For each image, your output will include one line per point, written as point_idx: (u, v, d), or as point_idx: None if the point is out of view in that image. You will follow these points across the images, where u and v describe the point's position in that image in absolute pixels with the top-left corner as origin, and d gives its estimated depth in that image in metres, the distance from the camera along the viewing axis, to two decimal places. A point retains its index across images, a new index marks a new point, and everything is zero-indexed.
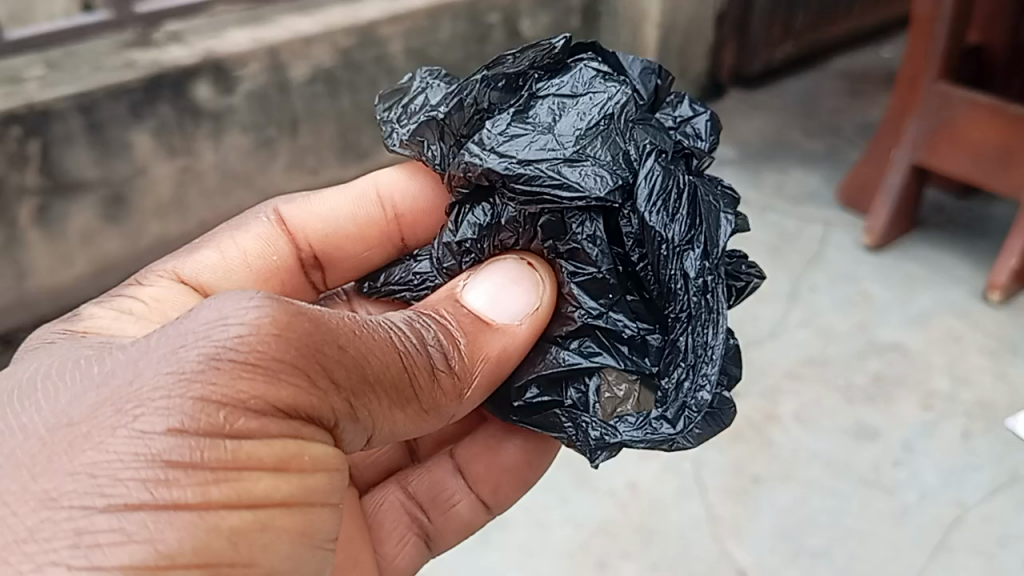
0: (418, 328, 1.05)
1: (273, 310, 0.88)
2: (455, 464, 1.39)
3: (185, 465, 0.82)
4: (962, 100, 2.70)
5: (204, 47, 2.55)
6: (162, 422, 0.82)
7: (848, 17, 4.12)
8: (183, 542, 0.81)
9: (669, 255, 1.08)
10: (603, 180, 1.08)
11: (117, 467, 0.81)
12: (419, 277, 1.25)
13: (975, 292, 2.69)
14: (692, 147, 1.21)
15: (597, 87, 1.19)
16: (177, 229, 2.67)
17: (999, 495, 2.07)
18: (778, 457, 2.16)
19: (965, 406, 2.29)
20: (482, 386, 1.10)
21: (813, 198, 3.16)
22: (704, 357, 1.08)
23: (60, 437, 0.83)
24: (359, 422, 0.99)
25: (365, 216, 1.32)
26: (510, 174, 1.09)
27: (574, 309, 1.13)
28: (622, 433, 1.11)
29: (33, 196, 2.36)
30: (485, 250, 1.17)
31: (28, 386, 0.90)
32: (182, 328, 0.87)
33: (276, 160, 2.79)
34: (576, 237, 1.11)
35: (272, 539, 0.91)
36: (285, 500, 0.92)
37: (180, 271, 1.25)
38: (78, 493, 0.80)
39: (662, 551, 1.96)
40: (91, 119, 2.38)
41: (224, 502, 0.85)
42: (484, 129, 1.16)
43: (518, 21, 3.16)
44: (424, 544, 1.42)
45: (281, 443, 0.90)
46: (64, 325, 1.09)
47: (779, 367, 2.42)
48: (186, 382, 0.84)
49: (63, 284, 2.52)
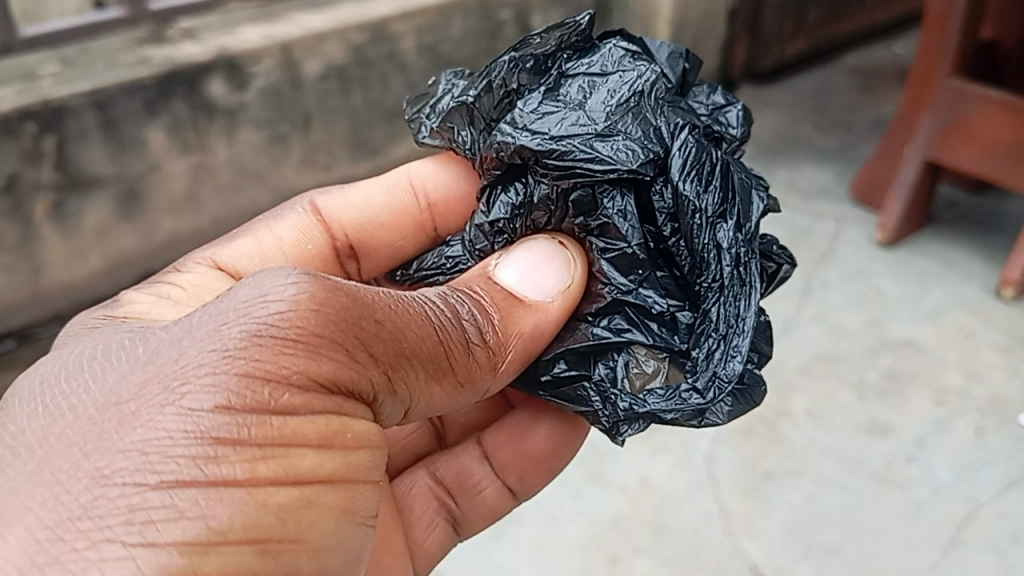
0: (452, 303, 1.06)
1: (311, 286, 0.89)
2: (482, 450, 1.40)
3: (232, 441, 0.84)
4: (976, 96, 2.68)
5: (217, 44, 2.57)
6: (208, 399, 0.84)
7: (860, 12, 4.11)
8: (233, 518, 0.84)
9: (702, 224, 1.09)
10: (634, 154, 1.09)
11: (166, 444, 0.82)
12: (452, 259, 1.24)
13: (988, 288, 2.69)
14: (722, 132, 1.22)
15: (626, 66, 1.20)
16: (191, 225, 2.68)
17: (1011, 491, 2.06)
18: (790, 452, 2.16)
19: (978, 402, 2.29)
20: (515, 361, 1.10)
21: (825, 194, 3.15)
22: (735, 329, 1.09)
23: (109, 416, 0.84)
24: (398, 396, 0.99)
25: (399, 206, 1.33)
26: (544, 149, 1.11)
27: (603, 286, 1.13)
28: (651, 404, 1.09)
29: (48, 193, 2.38)
30: (517, 230, 1.18)
31: (74, 368, 0.92)
32: (223, 307, 0.89)
33: (288, 156, 2.80)
34: (607, 212, 1.11)
35: (318, 516, 0.92)
36: (329, 477, 0.93)
37: (217, 258, 1.27)
38: (130, 470, 0.81)
39: (674, 546, 1.96)
40: (105, 116, 2.39)
41: (272, 479, 0.87)
42: (515, 108, 1.17)
43: (530, 17, 3.16)
44: (452, 527, 1.43)
45: (326, 419, 0.91)
46: (104, 311, 1.10)
47: (791, 363, 2.41)
48: (230, 359, 0.85)
49: (77, 279, 2.54)
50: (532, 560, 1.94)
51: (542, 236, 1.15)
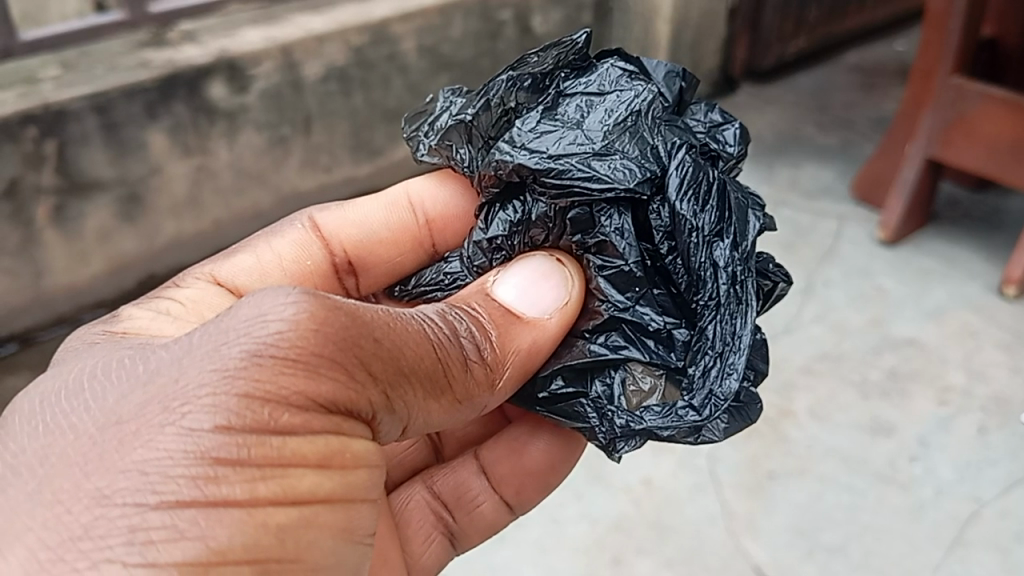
0: (450, 319, 1.06)
1: (311, 305, 0.88)
2: (479, 465, 1.40)
3: (233, 461, 0.84)
4: (978, 94, 2.68)
5: (217, 47, 2.57)
6: (208, 419, 0.84)
7: (861, 10, 4.10)
8: (233, 539, 0.84)
9: (698, 243, 1.09)
10: (631, 173, 1.09)
11: (166, 465, 0.82)
12: (449, 276, 1.25)
13: (990, 286, 2.68)
14: (719, 150, 1.21)
15: (623, 86, 1.20)
16: (192, 227, 2.69)
17: (1015, 490, 2.06)
18: (792, 452, 2.16)
19: (981, 401, 2.28)
20: (512, 378, 1.10)
21: (827, 192, 3.15)
22: (731, 347, 1.09)
23: (109, 435, 0.85)
24: (395, 414, 0.99)
25: (397, 222, 1.34)
26: (541, 168, 1.10)
27: (600, 303, 1.13)
28: (648, 422, 1.11)
29: (50, 196, 2.38)
30: (515, 247, 1.17)
31: (74, 386, 0.92)
32: (223, 325, 0.88)
33: (290, 158, 2.80)
34: (604, 230, 1.11)
35: (316, 536, 0.92)
36: (328, 496, 0.93)
37: (216, 273, 1.26)
38: (130, 491, 0.81)
39: (677, 547, 1.96)
40: (106, 119, 2.39)
41: (270, 499, 0.88)
42: (513, 127, 1.17)
43: (530, 17, 3.16)
44: (449, 542, 1.42)
45: (324, 439, 0.91)
46: (104, 327, 1.10)
47: (794, 362, 2.41)
48: (229, 379, 0.85)
49: (79, 283, 2.54)
50: (534, 562, 1.94)
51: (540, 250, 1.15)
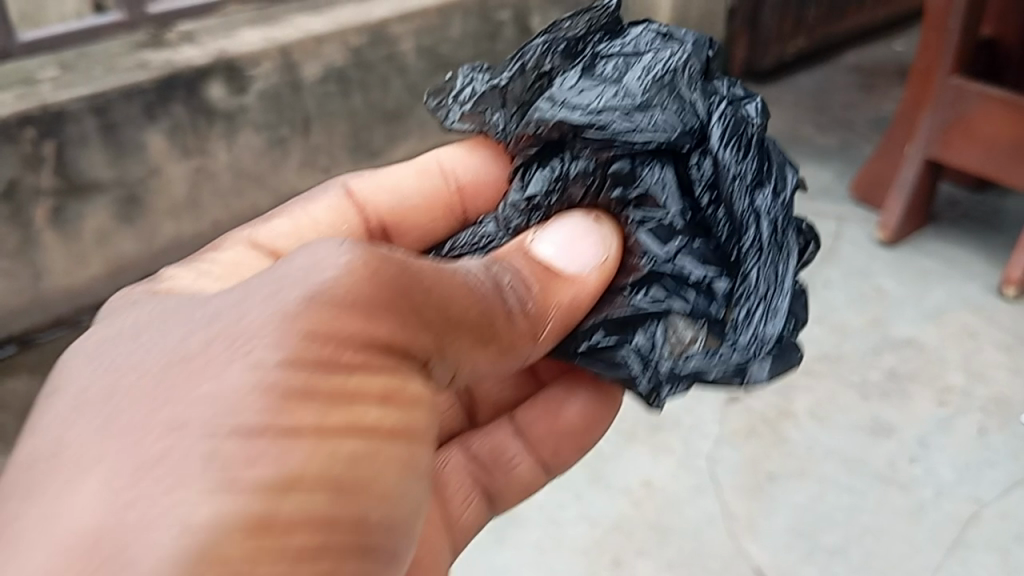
0: (493, 272, 1.04)
1: (363, 252, 0.87)
2: (515, 426, 1.37)
3: (299, 393, 0.80)
4: (976, 95, 2.68)
5: (216, 48, 2.57)
6: (272, 354, 0.80)
7: (860, 10, 4.11)
8: (302, 463, 0.78)
9: (741, 190, 1.13)
10: (673, 126, 1.13)
11: (232, 400, 0.78)
12: (484, 238, 1.23)
13: (990, 287, 2.68)
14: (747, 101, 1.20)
15: (657, 46, 1.22)
16: (191, 229, 2.68)
17: (1015, 491, 2.06)
18: (793, 453, 2.16)
19: (981, 401, 2.28)
20: (554, 331, 1.09)
21: (826, 193, 3.15)
22: (775, 289, 1.11)
23: (173, 376, 0.81)
24: (448, 361, 0.95)
25: (429, 188, 1.33)
26: (585, 123, 1.14)
27: (641, 259, 1.14)
28: (695, 364, 1.10)
29: (48, 197, 2.38)
30: (553, 207, 1.19)
31: (127, 343, 0.89)
32: (277, 274, 0.86)
33: (289, 159, 2.79)
34: (645, 182, 1.13)
35: (383, 469, 0.86)
36: (393, 430, 0.87)
37: (255, 238, 1.22)
38: (200, 424, 0.77)
39: (677, 548, 1.96)
40: (105, 120, 2.39)
41: (337, 430, 0.82)
42: (553, 87, 1.20)
43: (529, 17, 3.17)
44: (486, 504, 1.37)
45: (384, 378, 0.87)
46: (142, 285, 1.05)
47: (793, 363, 2.41)
48: (290, 317, 0.81)
49: (78, 284, 2.53)
50: (535, 563, 1.94)
51: (573, 211, 1.16)
